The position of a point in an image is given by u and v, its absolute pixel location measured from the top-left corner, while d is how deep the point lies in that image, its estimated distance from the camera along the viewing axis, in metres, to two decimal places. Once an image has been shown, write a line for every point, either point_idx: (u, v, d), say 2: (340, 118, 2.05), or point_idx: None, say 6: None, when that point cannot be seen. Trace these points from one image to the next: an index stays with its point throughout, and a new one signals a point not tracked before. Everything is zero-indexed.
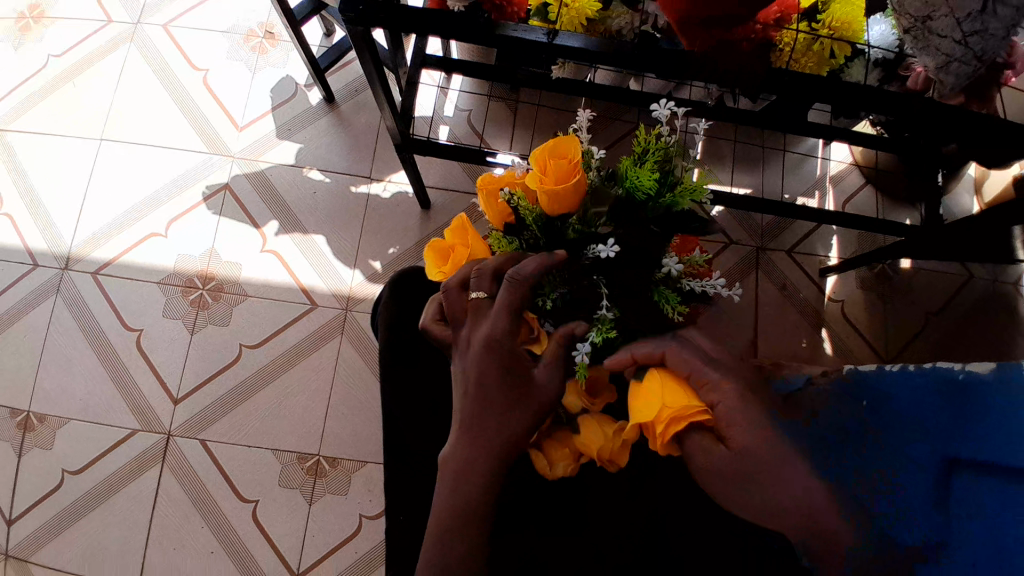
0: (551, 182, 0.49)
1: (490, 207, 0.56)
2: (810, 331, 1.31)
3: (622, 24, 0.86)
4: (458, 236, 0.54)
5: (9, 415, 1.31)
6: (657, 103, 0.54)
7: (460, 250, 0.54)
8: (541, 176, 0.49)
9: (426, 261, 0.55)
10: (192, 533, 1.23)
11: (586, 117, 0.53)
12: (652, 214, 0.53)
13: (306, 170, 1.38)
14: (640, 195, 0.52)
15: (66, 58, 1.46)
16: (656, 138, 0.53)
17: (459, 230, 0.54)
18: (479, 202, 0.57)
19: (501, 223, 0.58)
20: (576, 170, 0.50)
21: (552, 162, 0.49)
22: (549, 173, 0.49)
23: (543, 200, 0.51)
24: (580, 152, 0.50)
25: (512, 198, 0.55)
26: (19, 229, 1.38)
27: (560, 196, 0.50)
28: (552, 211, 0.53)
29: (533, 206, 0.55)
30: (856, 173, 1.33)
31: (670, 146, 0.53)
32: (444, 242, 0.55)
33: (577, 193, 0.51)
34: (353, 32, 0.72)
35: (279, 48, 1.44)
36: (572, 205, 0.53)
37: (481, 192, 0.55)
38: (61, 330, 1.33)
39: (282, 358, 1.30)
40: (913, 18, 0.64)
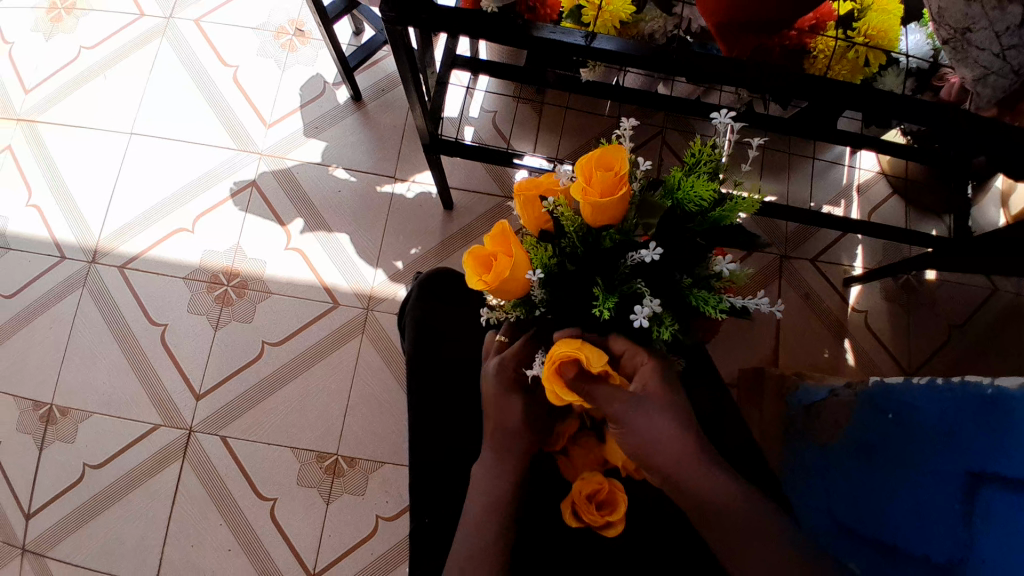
0: (600, 193, 0.46)
1: (528, 212, 0.53)
2: (832, 342, 1.30)
3: (655, 28, 0.87)
4: (499, 244, 0.49)
5: (33, 408, 1.32)
6: (717, 114, 0.53)
7: (503, 259, 0.48)
8: (586, 188, 0.47)
9: (465, 269, 0.49)
10: (209, 530, 1.24)
11: (631, 123, 0.51)
12: (699, 226, 0.53)
13: (332, 169, 1.39)
14: (690, 207, 0.52)
15: (99, 51, 1.49)
16: (711, 150, 0.52)
17: (501, 237, 0.49)
18: (515, 206, 0.53)
19: (536, 228, 0.54)
20: (622, 183, 0.47)
21: (601, 170, 0.47)
22: (594, 182, 0.46)
23: (587, 211, 0.48)
24: (626, 161, 0.47)
25: (554, 207, 0.52)
26: (47, 221, 1.40)
27: (604, 207, 0.47)
28: (593, 221, 0.50)
29: (574, 214, 0.52)
30: (883, 182, 1.32)
31: (721, 159, 0.52)
32: (486, 249, 0.49)
33: (621, 205, 0.49)
34: (391, 31, 0.72)
35: (309, 45, 1.45)
36: (615, 215, 0.50)
37: (519, 196, 0.51)
38: (86, 323, 1.35)
39: (304, 355, 1.31)
40: (951, 30, 0.63)
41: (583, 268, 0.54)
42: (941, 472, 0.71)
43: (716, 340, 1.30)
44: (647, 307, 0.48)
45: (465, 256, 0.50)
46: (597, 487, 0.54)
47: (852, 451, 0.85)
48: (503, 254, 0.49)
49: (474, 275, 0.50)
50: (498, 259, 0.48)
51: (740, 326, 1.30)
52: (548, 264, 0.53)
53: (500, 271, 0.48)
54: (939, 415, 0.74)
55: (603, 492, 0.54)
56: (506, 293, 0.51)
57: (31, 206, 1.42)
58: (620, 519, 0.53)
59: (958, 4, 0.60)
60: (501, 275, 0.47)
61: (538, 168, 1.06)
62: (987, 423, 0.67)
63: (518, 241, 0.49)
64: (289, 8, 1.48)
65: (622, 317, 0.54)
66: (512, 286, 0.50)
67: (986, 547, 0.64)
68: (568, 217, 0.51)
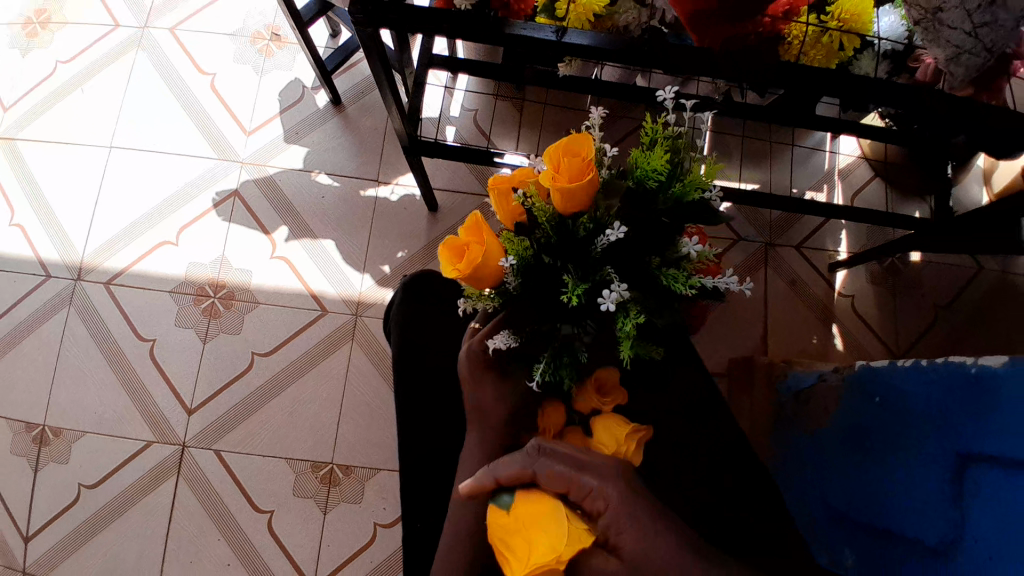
0: (568, 178, 0.47)
1: (502, 207, 0.53)
2: (821, 328, 1.30)
3: (629, 20, 0.86)
4: (472, 234, 0.49)
5: (24, 430, 1.31)
6: (662, 91, 0.55)
7: (475, 248, 0.48)
8: (554, 175, 0.47)
9: (439, 261, 0.49)
10: (207, 545, 1.23)
11: (598, 113, 0.52)
12: (664, 204, 0.54)
13: (315, 174, 1.39)
14: (650, 182, 0.54)
15: (74, 64, 1.48)
16: (665, 128, 0.54)
17: (474, 228, 0.49)
18: (490, 202, 0.53)
19: (512, 224, 0.54)
20: (590, 167, 0.47)
21: (567, 156, 0.47)
22: (562, 168, 0.47)
23: (557, 198, 0.49)
24: (590, 148, 0.48)
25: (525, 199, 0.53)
26: (30, 240, 1.39)
27: (574, 194, 0.48)
28: (565, 209, 0.51)
29: (546, 205, 0.52)
30: (864, 166, 1.33)
31: (678, 135, 0.54)
32: (460, 240, 0.49)
33: (590, 192, 0.49)
34: (362, 33, 0.72)
35: (285, 49, 1.45)
36: (585, 203, 0.51)
37: (493, 192, 0.52)
38: (74, 342, 1.34)
39: (295, 363, 1.30)
40: (923, 10, 0.64)
41: (557, 258, 0.54)
42: (928, 453, 0.71)
43: (706, 331, 1.30)
44: (613, 293, 0.48)
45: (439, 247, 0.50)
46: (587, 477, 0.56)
47: (841, 435, 0.85)
48: (476, 243, 0.49)
49: (449, 266, 0.50)
50: (471, 247, 0.48)
51: (729, 316, 1.31)
52: (523, 255, 0.53)
53: (474, 258, 0.48)
54: (923, 395, 0.74)
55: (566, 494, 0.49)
56: (479, 283, 0.51)
57: (13, 225, 1.40)
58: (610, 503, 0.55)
59: None
60: (474, 261, 0.47)
61: (519, 165, 1.05)
62: (977, 403, 0.66)
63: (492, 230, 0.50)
64: (265, 13, 1.47)
65: (592, 305, 0.54)
66: (486, 274, 0.50)
67: (978, 528, 0.63)
68: (540, 208, 0.52)
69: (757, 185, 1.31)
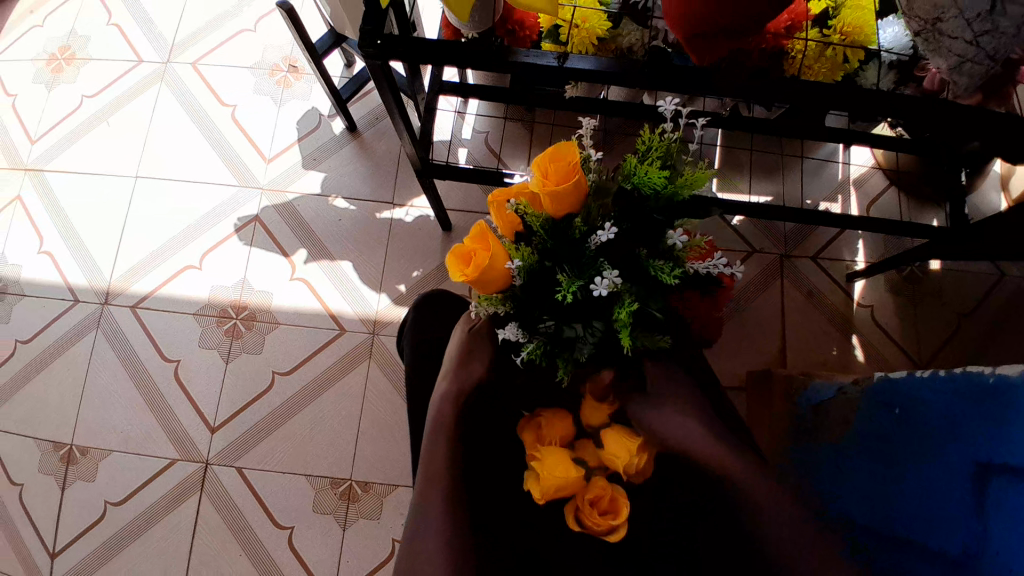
0: (560, 180, 0.49)
1: (499, 219, 0.55)
2: (840, 338, 1.29)
3: (632, 41, 0.88)
4: (477, 242, 0.51)
5: (52, 449, 1.35)
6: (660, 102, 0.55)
7: (481, 254, 0.50)
8: (542, 180, 0.49)
9: (447, 269, 0.50)
10: (230, 562, 1.25)
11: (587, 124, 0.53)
12: (654, 203, 0.54)
13: (332, 199, 1.42)
14: (644, 190, 0.54)
15: (99, 99, 1.54)
16: (659, 136, 0.54)
17: (480, 238, 0.51)
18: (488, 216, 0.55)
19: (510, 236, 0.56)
20: (575, 169, 0.49)
21: (557, 159, 0.49)
22: (553, 171, 0.49)
23: (547, 202, 0.51)
24: (577, 152, 0.50)
25: (518, 209, 0.55)
26: (59, 266, 1.44)
27: (562, 196, 0.49)
28: (557, 212, 0.53)
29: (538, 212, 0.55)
30: (879, 175, 1.32)
31: (672, 143, 0.54)
32: (465, 249, 0.51)
33: (578, 192, 0.51)
34: (372, 66, 0.75)
35: (302, 80, 1.49)
36: (573, 204, 0.53)
37: (491, 205, 0.54)
38: (102, 362, 1.38)
39: (314, 381, 1.33)
40: (922, 21, 0.62)
41: (553, 260, 0.55)
42: (944, 462, 0.72)
43: (720, 344, 1.30)
44: (606, 279, 0.50)
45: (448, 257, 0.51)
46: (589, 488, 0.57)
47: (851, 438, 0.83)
48: (481, 249, 0.50)
49: (456, 272, 0.51)
50: (477, 253, 0.50)
51: (744, 328, 1.30)
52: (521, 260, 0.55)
53: (480, 263, 0.49)
54: (940, 404, 0.75)
55: (572, 506, 0.58)
56: (486, 288, 0.53)
57: (42, 252, 1.46)
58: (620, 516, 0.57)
59: None
60: (481, 267, 0.49)
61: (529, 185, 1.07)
62: (995, 413, 0.69)
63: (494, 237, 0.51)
64: (283, 45, 1.52)
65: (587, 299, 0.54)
66: (492, 279, 0.52)
67: (996, 539, 0.65)
68: (533, 214, 0.54)
69: (768, 197, 1.31)
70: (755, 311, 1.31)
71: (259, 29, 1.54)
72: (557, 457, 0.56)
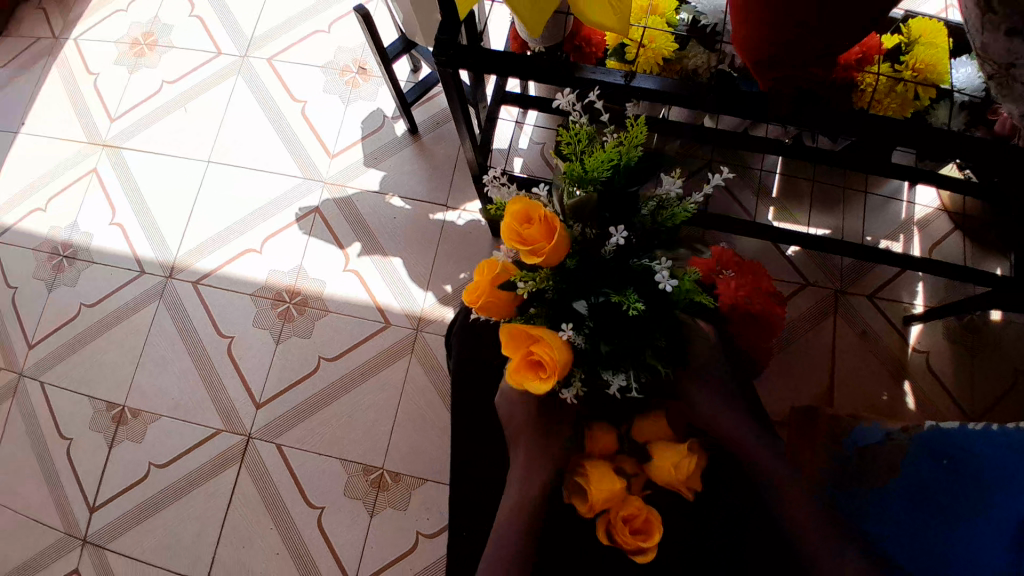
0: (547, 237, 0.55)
1: (499, 305, 0.60)
2: (891, 385, 1.25)
3: (698, 64, 0.90)
4: (522, 344, 0.54)
5: (106, 409, 1.44)
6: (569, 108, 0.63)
7: (539, 346, 0.53)
8: (532, 247, 0.55)
9: (529, 389, 0.53)
10: (260, 534, 1.31)
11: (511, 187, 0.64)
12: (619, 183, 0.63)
13: (389, 197, 1.47)
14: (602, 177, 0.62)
15: (178, 84, 1.64)
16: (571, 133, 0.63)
17: (518, 340, 0.54)
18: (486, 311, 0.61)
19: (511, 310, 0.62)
20: (548, 222, 0.55)
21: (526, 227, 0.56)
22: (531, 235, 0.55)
23: (543, 260, 0.57)
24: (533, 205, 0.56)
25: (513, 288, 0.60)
26: (130, 238, 1.55)
27: (553, 246, 0.56)
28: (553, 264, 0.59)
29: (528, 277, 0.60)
30: (944, 218, 1.28)
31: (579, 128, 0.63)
32: (523, 358, 0.54)
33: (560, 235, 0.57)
34: (443, 73, 0.79)
35: (371, 82, 1.56)
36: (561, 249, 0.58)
37: (482, 302, 0.59)
38: (161, 332, 1.47)
39: (356, 370, 1.38)
40: (996, 66, 0.62)
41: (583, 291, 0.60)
42: (991, 516, 0.73)
43: (766, 376, 1.28)
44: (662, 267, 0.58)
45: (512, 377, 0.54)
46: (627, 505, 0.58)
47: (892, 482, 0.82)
48: (532, 340, 0.54)
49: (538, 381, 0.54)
50: (533, 349, 0.53)
51: (790, 362, 1.28)
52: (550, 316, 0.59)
53: (546, 351, 0.52)
54: (988, 458, 0.75)
55: (607, 521, 0.59)
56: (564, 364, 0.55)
57: (114, 224, 1.56)
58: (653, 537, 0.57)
59: (999, 42, 0.58)
60: (553, 350, 0.52)
61: None
62: None
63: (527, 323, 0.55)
64: (355, 48, 1.59)
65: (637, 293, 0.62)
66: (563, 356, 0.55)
67: None
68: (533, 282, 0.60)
69: (827, 230, 1.29)
70: (803, 346, 1.29)
71: (333, 30, 1.61)
72: (605, 472, 0.59)
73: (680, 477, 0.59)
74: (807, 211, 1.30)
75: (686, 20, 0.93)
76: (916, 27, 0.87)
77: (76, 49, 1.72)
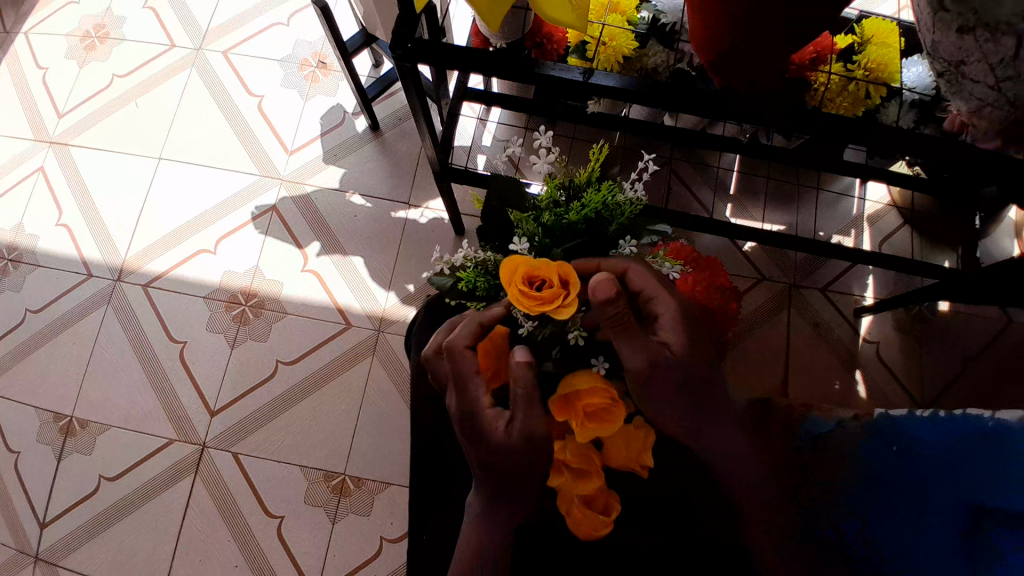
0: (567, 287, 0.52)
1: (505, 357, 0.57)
2: (845, 373, 1.29)
3: (658, 62, 0.91)
4: (581, 405, 0.53)
5: (52, 420, 1.37)
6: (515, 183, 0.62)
7: (596, 399, 0.52)
8: (556, 307, 0.50)
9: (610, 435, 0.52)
10: (217, 546, 1.26)
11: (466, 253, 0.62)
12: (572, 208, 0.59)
13: (349, 195, 1.44)
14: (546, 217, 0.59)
15: (129, 79, 1.57)
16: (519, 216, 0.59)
17: (575, 402, 0.54)
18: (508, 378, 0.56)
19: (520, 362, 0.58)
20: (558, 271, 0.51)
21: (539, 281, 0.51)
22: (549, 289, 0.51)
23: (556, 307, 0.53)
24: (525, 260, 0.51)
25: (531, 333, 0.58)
26: (75, 240, 1.47)
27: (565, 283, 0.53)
28: None
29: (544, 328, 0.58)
30: (893, 214, 1.32)
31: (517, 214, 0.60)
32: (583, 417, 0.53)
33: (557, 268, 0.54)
34: (400, 68, 0.76)
35: (330, 77, 1.52)
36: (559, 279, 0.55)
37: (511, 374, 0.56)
38: (109, 338, 1.40)
39: (317, 374, 1.34)
40: (945, 63, 0.63)
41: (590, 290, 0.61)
42: (939, 504, 0.72)
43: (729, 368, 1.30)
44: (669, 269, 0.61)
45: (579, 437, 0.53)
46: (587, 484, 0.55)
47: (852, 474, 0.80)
48: (579, 392, 0.54)
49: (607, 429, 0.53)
50: (587, 399, 0.53)
51: (749, 353, 1.30)
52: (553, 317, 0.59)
53: (604, 396, 0.53)
54: (940, 444, 0.75)
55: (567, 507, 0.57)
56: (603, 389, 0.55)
57: (59, 224, 1.48)
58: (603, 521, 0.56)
59: (950, 39, 0.59)
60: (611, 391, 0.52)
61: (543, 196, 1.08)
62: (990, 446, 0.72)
63: (570, 381, 0.54)
64: (313, 42, 1.55)
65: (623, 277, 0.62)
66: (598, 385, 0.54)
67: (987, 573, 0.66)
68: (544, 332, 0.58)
69: (782, 226, 1.32)
70: (763, 338, 1.31)
71: (292, 24, 1.56)
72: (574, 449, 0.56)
73: (632, 456, 0.57)
74: (763, 208, 1.33)
75: (647, 18, 0.93)
76: (868, 28, 0.89)
77: (27, 42, 1.62)
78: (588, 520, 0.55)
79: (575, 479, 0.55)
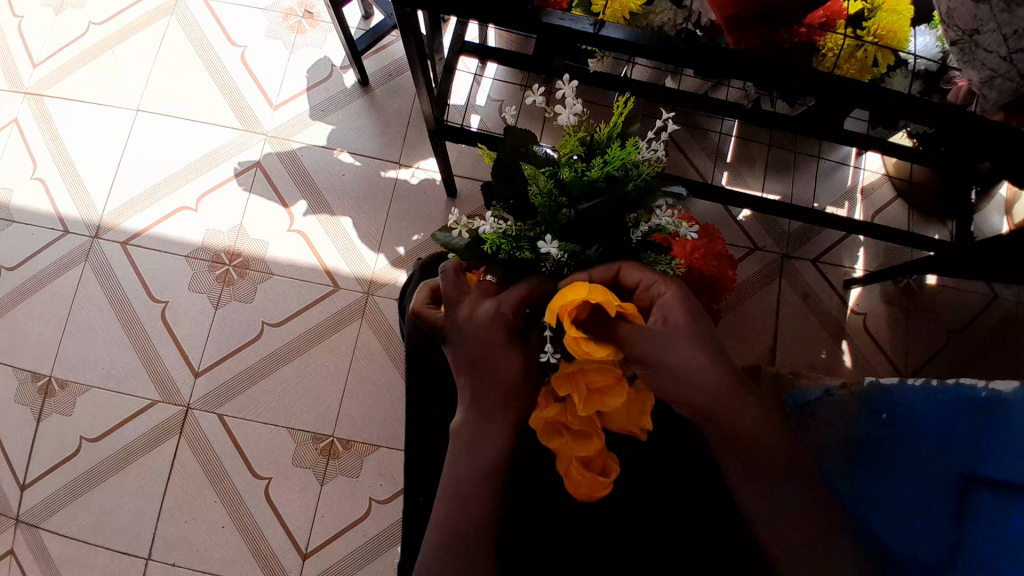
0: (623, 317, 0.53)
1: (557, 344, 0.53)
2: (831, 343, 1.30)
3: (664, 20, 0.87)
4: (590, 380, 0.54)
5: (31, 379, 1.33)
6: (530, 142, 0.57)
7: (604, 378, 0.54)
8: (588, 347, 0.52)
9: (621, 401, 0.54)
10: (203, 507, 1.25)
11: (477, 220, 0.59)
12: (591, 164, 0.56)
13: (337, 152, 1.39)
14: (563, 174, 0.56)
15: (104, 26, 1.48)
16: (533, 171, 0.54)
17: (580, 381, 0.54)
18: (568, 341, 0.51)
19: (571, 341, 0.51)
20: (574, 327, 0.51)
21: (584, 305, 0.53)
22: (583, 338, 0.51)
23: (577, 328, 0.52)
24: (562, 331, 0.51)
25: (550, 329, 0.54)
26: (51, 194, 1.41)
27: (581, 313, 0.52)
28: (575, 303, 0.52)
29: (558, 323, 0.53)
30: (888, 186, 1.32)
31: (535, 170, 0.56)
32: (592, 391, 0.54)
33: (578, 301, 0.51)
34: (400, 12, 0.72)
35: (318, 28, 1.45)
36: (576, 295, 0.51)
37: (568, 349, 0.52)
38: (87, 297, 1.36)
39: (305, 335, 1.32)
40: (959, 31, 0.61)
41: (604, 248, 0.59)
42: (931, 471, 0.71)
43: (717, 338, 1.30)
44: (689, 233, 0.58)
45: (581, 409, 0.54)
46: (583, 450, 0.57)
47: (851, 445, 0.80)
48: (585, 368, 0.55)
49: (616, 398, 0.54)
50: (592, 375, 0.54)
51: (740, 321, 1.31)
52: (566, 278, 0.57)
53: (609, 374, 0.55)
54: (935, 416, 0.72)
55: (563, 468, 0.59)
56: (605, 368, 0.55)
57: (34, 178, 1.42)
58: (601, 483, 0.57)
59: (965, 5, 0.59)
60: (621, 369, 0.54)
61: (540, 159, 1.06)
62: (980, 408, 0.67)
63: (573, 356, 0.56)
64: None
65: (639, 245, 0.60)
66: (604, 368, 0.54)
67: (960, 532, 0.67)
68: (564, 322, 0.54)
69: (777, 196, 1.31)
70: (753, 307, 1.32)
71: None
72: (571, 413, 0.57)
73: (630, 420, 0.57)
74: (759, 177, 1.32)
75: None
76: None
77: None
78: (588, 483, 0.56)
79: (575, 443, 0.57)
